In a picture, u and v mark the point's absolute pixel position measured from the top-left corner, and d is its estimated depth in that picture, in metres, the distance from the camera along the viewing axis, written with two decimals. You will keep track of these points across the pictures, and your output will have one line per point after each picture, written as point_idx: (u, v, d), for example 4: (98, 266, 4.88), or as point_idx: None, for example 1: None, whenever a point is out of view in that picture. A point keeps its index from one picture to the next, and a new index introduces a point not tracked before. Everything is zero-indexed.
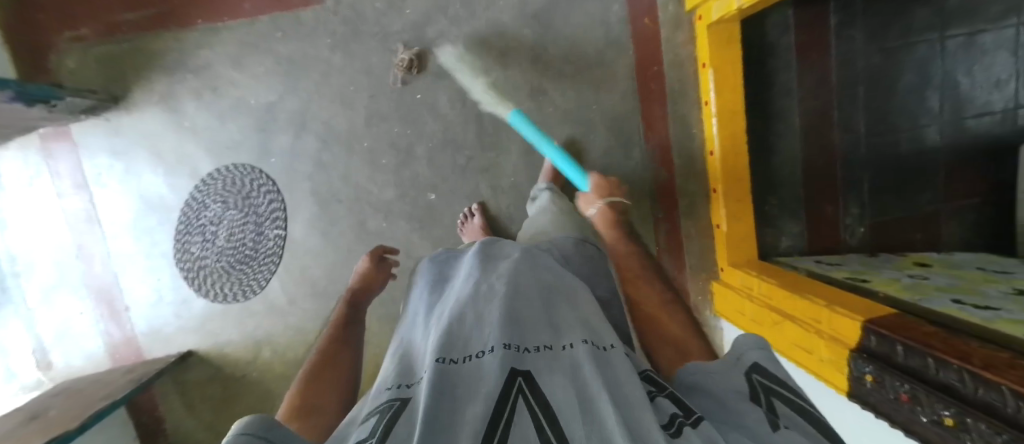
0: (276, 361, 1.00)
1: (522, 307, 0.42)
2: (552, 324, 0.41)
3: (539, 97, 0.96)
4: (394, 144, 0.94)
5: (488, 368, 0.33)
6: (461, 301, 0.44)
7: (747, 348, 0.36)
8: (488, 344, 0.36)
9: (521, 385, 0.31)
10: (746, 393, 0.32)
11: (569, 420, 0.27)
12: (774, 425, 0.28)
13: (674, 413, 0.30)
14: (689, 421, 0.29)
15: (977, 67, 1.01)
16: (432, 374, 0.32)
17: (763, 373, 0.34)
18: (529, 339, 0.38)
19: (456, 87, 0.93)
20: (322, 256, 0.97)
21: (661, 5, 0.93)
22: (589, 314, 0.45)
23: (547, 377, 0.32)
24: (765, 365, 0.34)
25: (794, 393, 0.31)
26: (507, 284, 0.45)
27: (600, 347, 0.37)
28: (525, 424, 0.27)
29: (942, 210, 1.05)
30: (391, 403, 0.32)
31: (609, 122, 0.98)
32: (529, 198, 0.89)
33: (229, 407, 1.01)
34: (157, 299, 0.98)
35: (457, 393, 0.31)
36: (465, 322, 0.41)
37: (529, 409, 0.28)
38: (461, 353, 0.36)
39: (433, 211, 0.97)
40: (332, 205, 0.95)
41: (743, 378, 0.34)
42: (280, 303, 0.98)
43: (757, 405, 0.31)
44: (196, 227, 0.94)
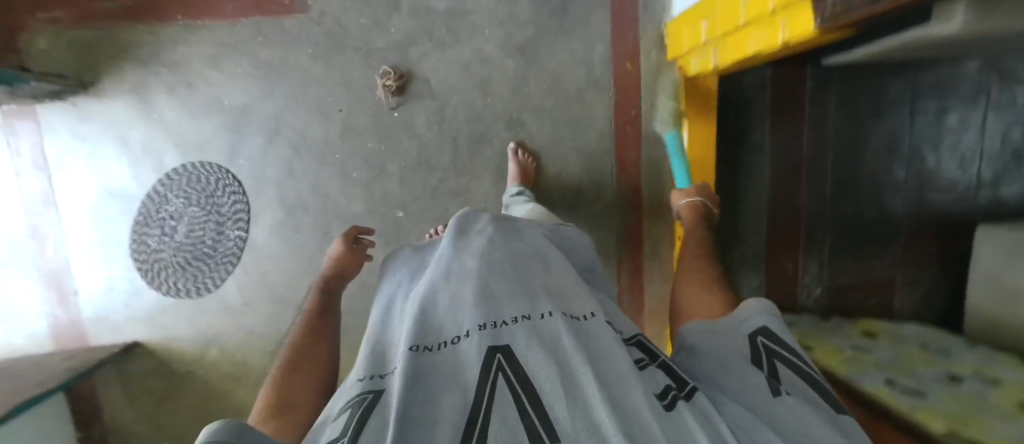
0: (225, 361, 1.01)
1: (494, 287, 0.50)
2: (528, 293, 0.50)
3: (517, 127, 0.96)
4: (367, 159, 0.94)
5: (466, 354, 0.41)
6: (433, 292, 0.52)
7: (761, 314, 0.48)
8: (463, 330, 0.45)
9: (500, 362, 0.38)
10: (752, 353, 0.45)
11: (548, 395, 0.34)
12: (775, 390, 0.39)
13: (669, 385, 0.39)
14: (683, 393, 0.38)
15: (943, 144, 1.00)
16: (405, 369, 0.39)
17: (767, 335, 0.46)
18: (508, 312, 0.46)
19: (434, 108, 0.94)
20: (283, 261, 0.97)
21: (643, 51, 0.95)
22: (559, 288, 0.53)
23: (526, 351, 0.40)
24: (771, 330, 0.47)
25: (792, 355, 0.44)
26: (479, 263, 0.54)
27: (578, 319, 0.46)
28: (506, 399, 0.34)
29: (897, 278, 1.08)
30: (365, 396, 0.38)
31: (583, 160, 0.99)
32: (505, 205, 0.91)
33: (172, 402, 1.02)
34: (108, 288, 0.97)
35: (431, 383, 0.38)
36: (440, 308, 0.50)
37: (509, 383, 0.36)
38: (435, 340, 0.45)
39: (400, 229, 0.98)
40: (298, 214, 0.95)
41: (749, 339, 0.47)
42: (235, 304, 0.98)
43: (760, 366, 0.44)
44: (156, 220, 0.93)
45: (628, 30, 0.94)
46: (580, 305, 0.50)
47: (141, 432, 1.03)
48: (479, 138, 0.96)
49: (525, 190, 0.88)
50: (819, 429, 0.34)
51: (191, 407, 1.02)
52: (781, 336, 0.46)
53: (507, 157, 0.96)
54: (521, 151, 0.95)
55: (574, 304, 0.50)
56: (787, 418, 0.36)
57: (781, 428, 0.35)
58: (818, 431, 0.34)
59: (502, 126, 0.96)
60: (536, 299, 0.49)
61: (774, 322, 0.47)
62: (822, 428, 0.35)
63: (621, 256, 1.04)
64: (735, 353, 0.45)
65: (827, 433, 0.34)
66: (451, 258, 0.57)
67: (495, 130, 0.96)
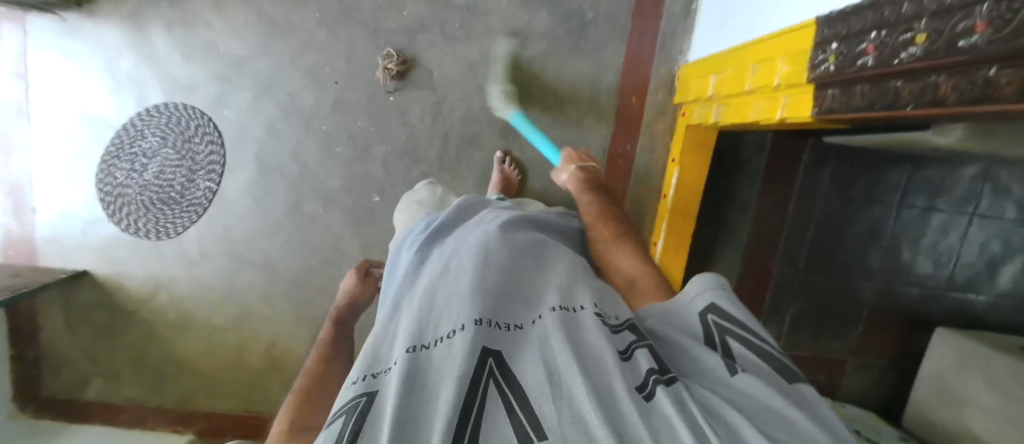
0: (171, 308, 1.03)
1: (491, 278, 0.40)
2: (525, 296, 0.40)
3: (510, 137, 0.95)
4: (354, 136, 0.94)
5: (457, 349, 0.32)
6: (426, 284, 0.41)
7: (708, 287, 0.41)
8: (458, 323, 0.34)
9: (491, 368, 0.31)
10: (701, 334, 0.38)
11: (540, 401, 0.28)
12: (732, 369, 0.33)
13: (648, 370, 0.31)
14: (663, 379, 0.31)
15: (923, 242, 1.00)
16: (403, 372, 0.30)
17: (717, 313, 0.39)
18: (504, 315, 0.37)
19: (432, 101, 0.93)
20: (247, 218, 0.98)
21: (652, 87, 0.94)
22: (564, 277, 0.42)
23: (518, 358, 0.33)
24: (720, 305, 0.39)
25: (745, 330, 0.37)
26: (476, 256, 0.43)
27: (570, 310, 0.37)
28: (495, 402, 0.29)
29: (849, 359, 1.08)
30: (358, 402, 0.29)
31: None
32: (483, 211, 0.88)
33: (112, 336, 1.04)
34: (67, 211, 0.97)
35: (427, 393, 0.30)
36: (436, 301, 0.38)
37: (501, 392, 0.29)
38: (432, 336, 0.35)
39: (373, 214, 0.97)
40: (272, 176, 0.96)
41: (698, 318, 0.39)
42: (193, 253, 1.00)
43: (715, 348, 0.36)
44: (126, 154, 0.94)
45: (640, 64, 0.94)
46: (581, 294, 0.39)
47: (74, 360, 1.05)
48: (471, 140, 0.95)
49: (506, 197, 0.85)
50: (789, 412, 0.29)
51: (130, 347, 1.05)
52: (733, 311, 0.39)
53: (493, 164, 0.95)
54: (507, 161, 0.94)
55: (572, 287, 0.41)
56: (754, 402, 0.30)
57: (750, 412, 0.29)
58: (789, 415, 0.29)
59: (496, 134, 0.95)
60: (534, 301, 0.40)
61: (723, 293, 0.40)
62: (789, 409, 0.29)
63: None
64: (689, 337, 0.38)
65: (798, 417, 0.29)
66: (449, 251, 0.47)
67: (487, 134, 0.95)
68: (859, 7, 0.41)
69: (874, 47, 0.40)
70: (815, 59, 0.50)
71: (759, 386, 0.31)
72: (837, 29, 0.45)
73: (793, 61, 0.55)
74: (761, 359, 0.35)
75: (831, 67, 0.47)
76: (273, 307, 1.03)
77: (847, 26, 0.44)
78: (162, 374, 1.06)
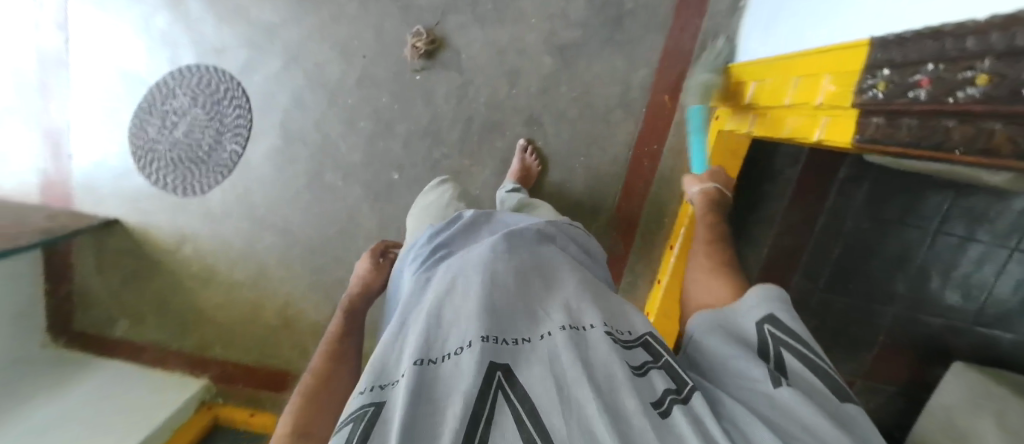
0: (194, 260, 1.08)
1: (499, 295, 0.39)
2: (529, 310, 0.39)
3: (533, 126, 0.93)
4: (377, 112, 0.94)
5: (465, 367, 0.32)
6: (434, 296, 0.39)
7: (775, 300, 0.40)
8: (465, 340, 0.34)
9: (500, 380, 0.31)
10: (755, 345, 0.38)
11: (550, 414, 0.28)
12: (776, 380, 0.34)
13: (666, 388, 0.32)
14: (680, 397, 0.31)
15: (954, 273, 0.95)
16: (408, 385, 0.30)
17: (774, 324, 0.38)
18: (510, 328, 0.36)
19: (458, 83, 0.92)
20: (269, 183, 1.00)
21: (685, 88, 0.91)
22: (569, 294, 0.41)
23: (527, 368, 0.32)
24: (779, 317, 0.38)
25: (802, 345, 0.36)
26: (482, 272, 0.41)
27: (578, 329, 0.36)
28: (505, 415, 0.28)
29: (858, 384, 1.05)
30: (365, 411, 0.29)
31: (589, 178, 0.95)
32: (498, 200, 0.87)
33: (138, 283, 1.10)
34: (101, 161, 1.02)
35: (434, 403, 0.30)
36: (443, 316, 0.37)
37: (513, 409, 0.29)
38: (440, 351, 0.34)
39: (391, 190, 0.98)
40: (295, 144, 0.97)
41: (755, 329, 0.39)
42: (216, 212, 1.03)
43: (766, 360, 0.37)
44: (159, 112, 0.97)
45: (675, 62, 0.90)
46: (590, 313, 0.38)
47: (102, 301, 1.13)
48: (494, 126, 0.93)
49: (522, 189, 0.85)
50: (822, 429, 0.30)
51: (153, 293, 1.11)
52: (794, 325, 0.38)
53: (514, 152, 0.94)
54: (529, 150, 0.93)
55: (579, 307, 0.39)
56: (785, 415, 0.31)
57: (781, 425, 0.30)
58: (823, 430, 0.30)
59: (520, 122, 0.93)
60: (541, 316, 0.38)
61: (786, 306, 0.39)
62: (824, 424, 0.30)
63: (612, 254, 1.00)
64: (739, 343, 0.38)
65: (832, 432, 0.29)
66: (456, 264, 0.45)
67: (510, 122, 0.93)
68: (920, 34, 0.38)
69: (929, 80, 0.37)
70: (862, 84, 0.47)
71: (798, 401, 0.31)
72: (890, 53, 0.42)
73: (839, 81, 0.51)
74: (813, 376, 0.34)
75: (882, 94, 0.43)
76: (288, 269, 1.06)
77: (902, 53, 0.40)
78: (183, 322, 1.12)
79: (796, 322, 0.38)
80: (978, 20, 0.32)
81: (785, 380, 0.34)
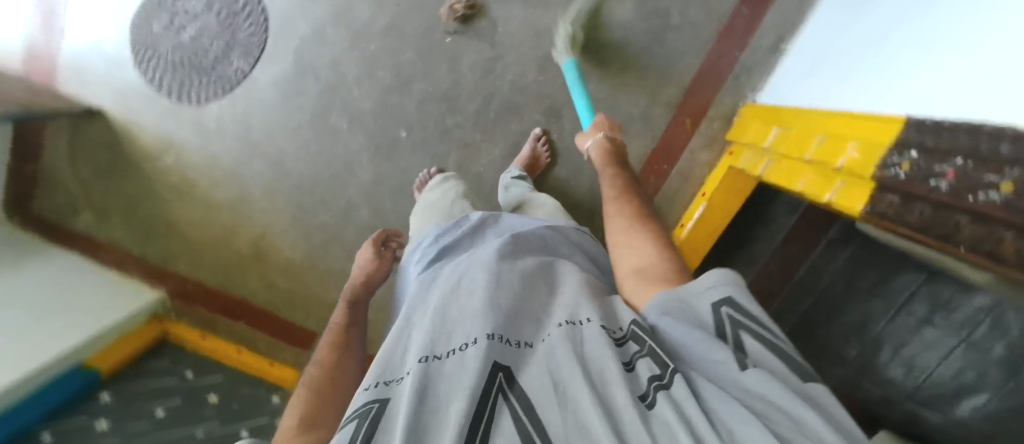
0: (174, 171, 1.04)
1: (504, 297, 0.38)
2: (535, 314, 0.38)
3: (552, 118, 0.91)
4: (398, 66, 0.91)
5: (469, 362, 0.31)
6: (440, 295, 0.40)
7: (727, 274, 0.33)
8: (472, 337, 0.33)
9: (500, 383, 0.30)
10: (712, 327, 0.31)
11: (546, 407, 0.27)
12: (741, 362, 0.28)
13: (653, 378, 0.29)
14: (665, 383, 0.28)
15: None
16: (414, 384, 0.30)
17: (730, 305, 0.31)
18: (516, 329, 0.36)
19: (487, 56, 0.89)
20: (271, 110, 0.97)
21: (708, 117, 0.91)
22: (573, 293, 0.40)
23: (529, 368, 0.31)
24: (737, 298, 0.32)
25: (760, 323, 0.30)
26: (489, 273, 0.41)
27: (573, 324, 0.35)
28: (503, 412, 0.28)
29: None
30: (370, 409, 0.30)
31: (594, 182, 0.93)
32: (501, 185, 0.86)
33: (109, 179, 1.06)
34: (97, 46, 1.00)
35: (437, 401, 0.29)
36: (449, 316, 0.37)
37: (508, 405, 0.28)
38: (445, 347, 0.34)
39: (395, 147, 0.95)
40: (306, 77, 0.95)
41: (709, 311, 0.32)
42: (209, 126, 1.00)
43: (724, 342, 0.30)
44: (169, 11, 0.96)
45: (706, 87, 0.90)
46: (585, 308, 0.37)
47: (70, 190, 1.08)
48: (513, 109, 0.91)
49: (527, 178, 0.84)
50: (798, 411, 0.23)
51: (122, 193, 1.07)
52: (751, 305, 0.31)
53: (527, 139, 0.92)
54: (542, 140, 0.91)
55: (579, 304, 0.38)
56: (761, 403, 0.25)
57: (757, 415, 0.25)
58: (797, 414, 0.23)
59: (539, 110, 0.91)
60: (545, 318, 0.38)
61: (734, 278, 0.33)
62: (799, 406, 0.24)
63: None
64: (695, 326, 0.31)
65: (814, 418, 0.23)
66: (465, 262, 0.45)
67: (530, 107, 0.91)
68: (960, 126, 0.38)
69: (956, 169, 0.38)
70: (888, 158, 0.48)
71: (768, 384, 0.25)
72: (925, 137, 0.43)
73: (864, 150, 0.52)
74: (776, 357, 0.28)
75: (905, 173, 0.44)
76: (271, 201, 1.03)
77: (936, 139, 0.41)
78: (150, 231, 1.09)
79: (757, 303, 0.32)
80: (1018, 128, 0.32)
81: (751, 361, 0.28)
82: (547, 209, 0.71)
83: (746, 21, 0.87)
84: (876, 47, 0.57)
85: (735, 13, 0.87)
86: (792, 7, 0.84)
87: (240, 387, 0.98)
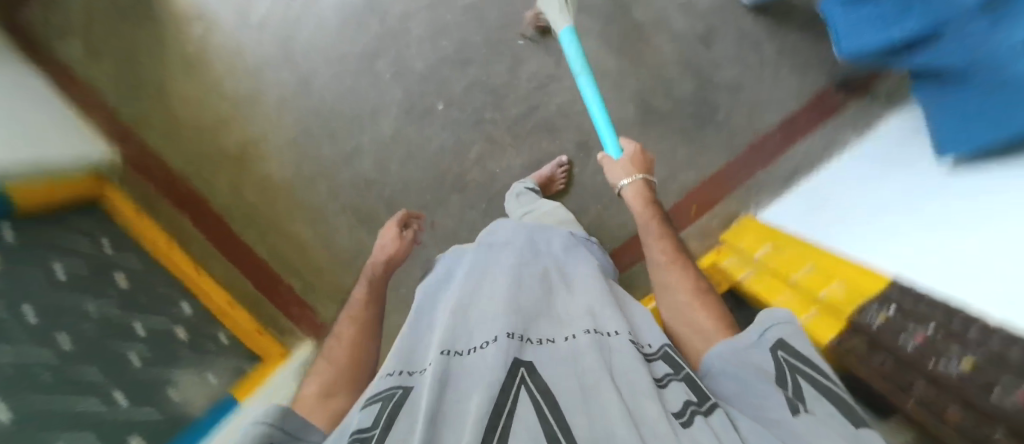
0: (195, 43, 1.01)
1: (523, 306, 0.47)
2: (560, 321, 0.47)
3: (581, 152, 0.94)
4: (463, 44, 0.93)
5: (490, 357, 0.38)
6: (461, 304, 0.49)
7: (790, 327, 0.37)
8: (492, 335, 0.42)
9: (522, 375, 0.37)
10: (770, 374, 0.34)
11: (572, 412, 0.33)
12: (793, 406, 0.31)
13: (688, 400, 0.34)
14: (702, 410, 0.33)
15: None
16: (436, 371, 0.38)
17: (788, 351, 0.35)
18: (535, 332, 0.45)
19: (547, 72, 0.92)
20: (324, 29, 0.97)
21: (713, 211, 0.97)
22: (591, 304, 0.48)
23: (550, 369, 0.39)
24: (792, 343, 0.35)
25: (818, 371, 0.33)
26: (511, 289, 0.49)
27: (604, 334, 0.43)
28: (529, 407, 0.33)
29: None
30: (394, 393, 0.39)
31: (593, 225, 0.96)
32: (511, 193, 0.88)
33: (125, 20, 1.02)
34: None
35: (461, 387, 0.38)
36: (474, 320, 0.46)
37: (532, 396, 0.35)
38: (466, 345, 0.43)
39: (426, 115, 0.95)
40: (372, 16, 0.95)
41: (767, 355, 0.36)
42: (253, 17, 0.99)
43: (782, 389, 0.33)
44: None
45: (721, 186, 0.96)
46: (607, 320, 0.45)
47: (76, 12, 1.02)
48: (550, 129, 0.94)
49: (535, 193, 0.86)
50: None
51: (131, 38, 1.02)
52: (807, 352, 0.35)
53: (550, 161, 0.94)
54: (564, 168, 0.93)
55: (600, 317, 0.46)
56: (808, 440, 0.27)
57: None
58: None
59: (572, 141, 0.94)
60: (564, 324, 0.47)
61: (796, 331, 0.36)
62: None
63: None
64: (753, 370, 0.35)
65: None
66: (480, 276, 0.55)
67: (565, 133, 0.94)
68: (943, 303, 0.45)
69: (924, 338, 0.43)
70: (868, 308, 0.53)
71: (819, 426, 0.28)
72: (905, 299, 0.49)
73: (848, 292, 0.58)
74: (831, 401, 0.31)
75: (878, 321, 0.51)
76: (280, 112, 1.00)
77: (915, 304, 0.47)
78: (140, 87, 1.03)
79: (815, 353, 0.35)
80: (1010, 331, 0.37)
81: (806, 406, 0.31)
82: (557, 217, 0.74)
83: (776, 143, 0.95)
84: (875, 216, 0.64)
85: (770, 132, 0.94)
86: (815, 149, 0.93)
87: (156, 282, 0.95)
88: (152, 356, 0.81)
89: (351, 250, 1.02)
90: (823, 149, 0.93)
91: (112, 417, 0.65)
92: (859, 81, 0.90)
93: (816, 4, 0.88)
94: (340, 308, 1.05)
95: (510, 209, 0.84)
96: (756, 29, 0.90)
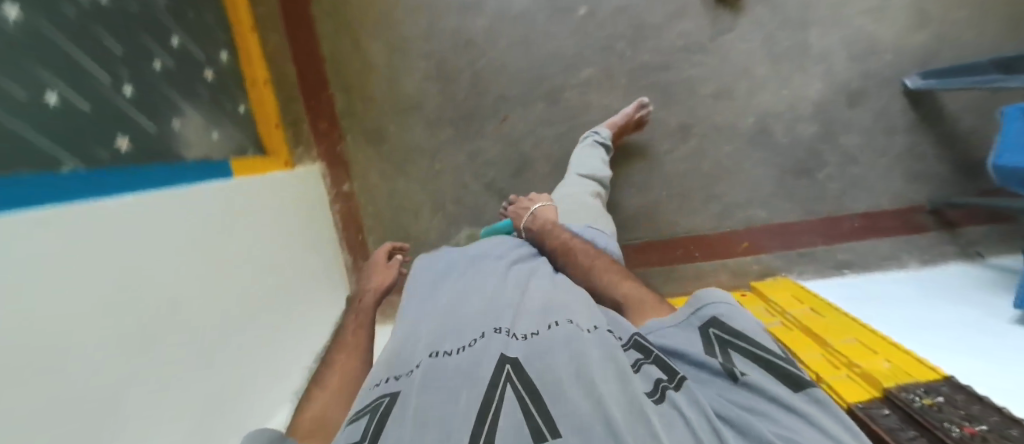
0: None
1: (507, 312, 0.48)
2: (544, 310, 0.46)
3: (678, 133, 0.92)
4: None
5: (483, 358, 0.39)
6: (448, 313, 0.50)
7: (715, 303, 0.41)
8: (478, 334, 0.44)
9: (508, 371, 0.36)
10: (702, 346, 0.39)
11: (552, 402, 0.31)
12: (731, 376, 0.35)
13: (659, 377, 0.35)
14: (672, 384, 0.34)
15: None
16: (422, 373, 0.38)
17: (719, 325, 0.39)
18: (519, 328, 0.44)
19: (698, 38, 0.88)
20: None
21: (759, 256, 0.95)
22: (573, 299, 0.48)
23: (532, 359, 0.37)
24: (724, 319, 0.39)
25: (748, 340, 0.37)
26: (491, 301, 0.50)
27: (581, 329, 0.40)
28: (513, 405, 0.32)
29: None
30: (382, 401, 0.37)
31: (646, 206, 0.96)
32: (582, 141, 0.88)
33: None
34: None
35: (445, 382, 0.37)
36: (454, 327, 0.47)
37: (517, 391, 0.33)
38: (453, 346, 0.43)
39: (564, 13, 0.90)
40: None
41: (699, 333, 0.40)
42: None
43: (715, 357, 0.37)
44: None
45: (780, 238, 0.94)
46: (580, 315, 0.43)
47: None
48: (666, 94, 0.91)
49: (606, 142, 0.85)
50: (788, 419, 0.30)
51: None
52: (737, 323, 0.39)
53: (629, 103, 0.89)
54: (643, 109, 0.88)
55: (582, 311, 0.45)
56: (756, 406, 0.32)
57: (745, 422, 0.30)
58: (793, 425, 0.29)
59: (677, 118, 0.91)
60: (552, 313, 0.45)
61: (727, 306, 0.41)
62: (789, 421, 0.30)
63: None
64: (692, 348, 0.39)
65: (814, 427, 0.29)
66: (468, 288, 0.56)
67: (678, 107, 0.91)
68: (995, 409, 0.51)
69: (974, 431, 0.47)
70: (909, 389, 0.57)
71: (760, 396, 0.33)
72: (955, 394, 0.54)
73: (894, 369, 0.61)
74: (762, 368, 0.35)
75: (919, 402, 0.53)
76: None
77: (966, 402, 0.53)
78: None
79: (742, 320, 0.39)
80: None
81: (742, 375, 0.35)
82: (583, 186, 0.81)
83: (849, 228, 0.93)
84: (918, 332, 0.70)
85: (851, 216, 0.92)
86: (881, 253, 0.92)
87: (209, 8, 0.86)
88: (172, 71, 0.74)
89: (411, 98, 0.96)
90: (885, 257, 0.92)
91: (116, 101, 0.62)
92: (950, 217, 0.91)
93: (961, 125, 0.88)
94: (371, 148, 1.00)
95: (576, 157, 0.86)
96: (899, 116, 0.88)
